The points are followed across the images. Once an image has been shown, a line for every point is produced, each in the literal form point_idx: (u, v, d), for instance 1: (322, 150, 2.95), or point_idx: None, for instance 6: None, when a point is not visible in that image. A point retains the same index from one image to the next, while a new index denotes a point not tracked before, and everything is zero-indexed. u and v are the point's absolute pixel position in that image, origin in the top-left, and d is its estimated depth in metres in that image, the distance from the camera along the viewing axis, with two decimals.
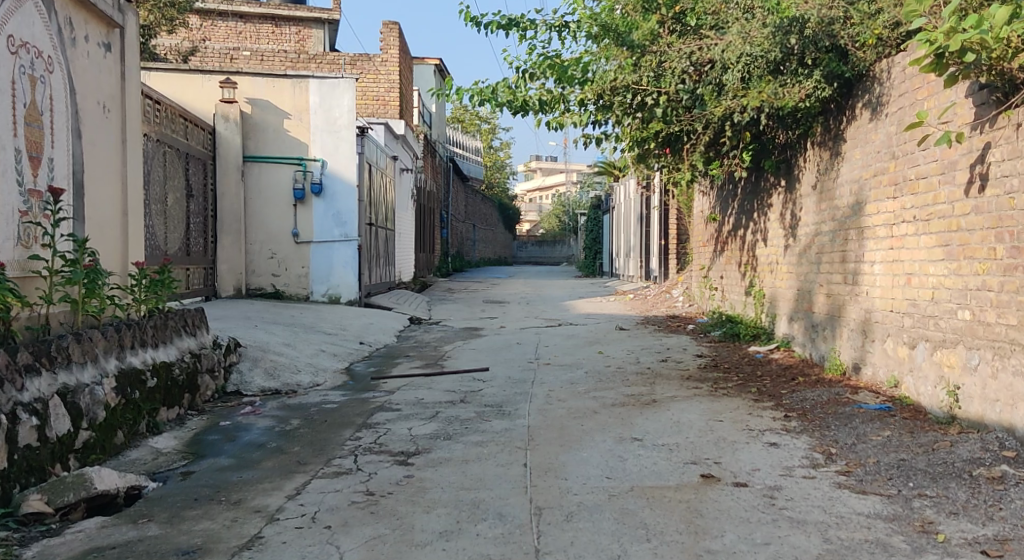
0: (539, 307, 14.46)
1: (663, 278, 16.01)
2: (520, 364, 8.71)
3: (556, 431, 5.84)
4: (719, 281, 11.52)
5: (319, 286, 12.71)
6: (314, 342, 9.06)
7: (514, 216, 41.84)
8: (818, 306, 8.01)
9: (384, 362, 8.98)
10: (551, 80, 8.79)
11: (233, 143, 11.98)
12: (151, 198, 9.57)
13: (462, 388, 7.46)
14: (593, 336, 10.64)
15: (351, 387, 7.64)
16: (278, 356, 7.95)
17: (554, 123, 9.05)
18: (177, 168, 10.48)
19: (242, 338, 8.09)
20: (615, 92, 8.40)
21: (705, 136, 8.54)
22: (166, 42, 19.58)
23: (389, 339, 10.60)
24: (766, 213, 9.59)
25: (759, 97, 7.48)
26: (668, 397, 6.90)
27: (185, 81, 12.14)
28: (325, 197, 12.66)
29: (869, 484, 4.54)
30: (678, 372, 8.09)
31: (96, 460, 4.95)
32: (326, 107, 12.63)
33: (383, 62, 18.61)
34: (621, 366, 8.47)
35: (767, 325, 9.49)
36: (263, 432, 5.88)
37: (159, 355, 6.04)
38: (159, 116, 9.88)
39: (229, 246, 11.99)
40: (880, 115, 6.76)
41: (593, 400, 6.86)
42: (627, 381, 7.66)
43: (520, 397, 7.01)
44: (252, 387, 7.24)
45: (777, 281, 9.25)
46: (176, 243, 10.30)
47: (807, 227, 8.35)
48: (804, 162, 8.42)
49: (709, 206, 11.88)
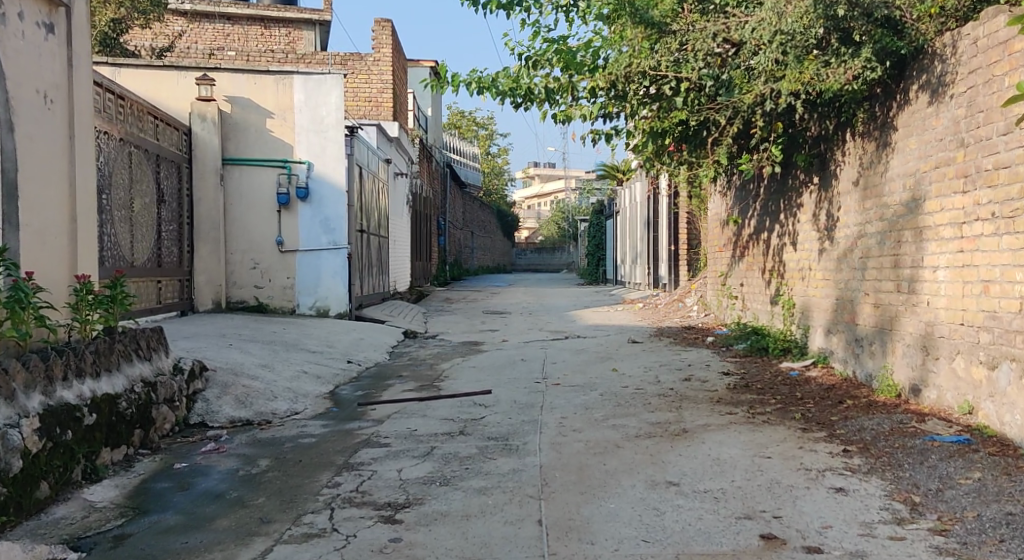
0: (542, 318, 13.48)
1: (674, 285, 15.15)
2: (526, 385, 7.76)
3: (574, 472, 4.89)
4: (740, 288, 10.56)
5: (306, 298, 11.72)
6: (295, 363, 8.10)
7: (513, 222, 40.91)
8: (865, 318, 7.06)
9: (374, 385, 8.02)
10: (558, 68, 7.90)
11: (210, 143, 11.07)
12: (114, 204, 8.64)
13: (461, 416, 6.51)
14: (604, 351, 9.67)
15: (334, 416, 6.69)
16: (252, 381, 7.00)
17: (561, 115, 8.15)
18: (146, 172, 9.55)
19: (212, 361, 7.14)
20: (630, 79, 7.51)
21: (732, 128, 7.62)
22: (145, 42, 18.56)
23: (381, 357, 9.64)
24: (794, 213, 8.68)
25: (798, 80, 6.63)
26: (700, 426, 5.94)
27: (159, 78, 11.23)
28: (312, 201, 11.70)
29: (977, 550, 3.71)
30: (705, 394, 7.13)
31: (8, 522, 4.08)
32: (312, 104, 11.70)
33: (376, 61, 17.66)
34: (639, 387, 7.51)
35: (799, 338, 8.53)
36: (223, 478, 4.93)
37: (102, 387, 5.07)
38: (123, 113, 8.94)
39: (207, 256, 11.03)
40: (942, 98, 5.88)
41: (613, 430, 5.92)
42: (649, 405, 6.71)
43: (529, 428, 6.06)
44: (220, 418, 6.29)
45: (810, 289, 8.30)
46: (144, 253, 9.36)
47: (849, 229, 7.41)
48: (842, 156, 7.48)
49: (727, 207, 10.94)
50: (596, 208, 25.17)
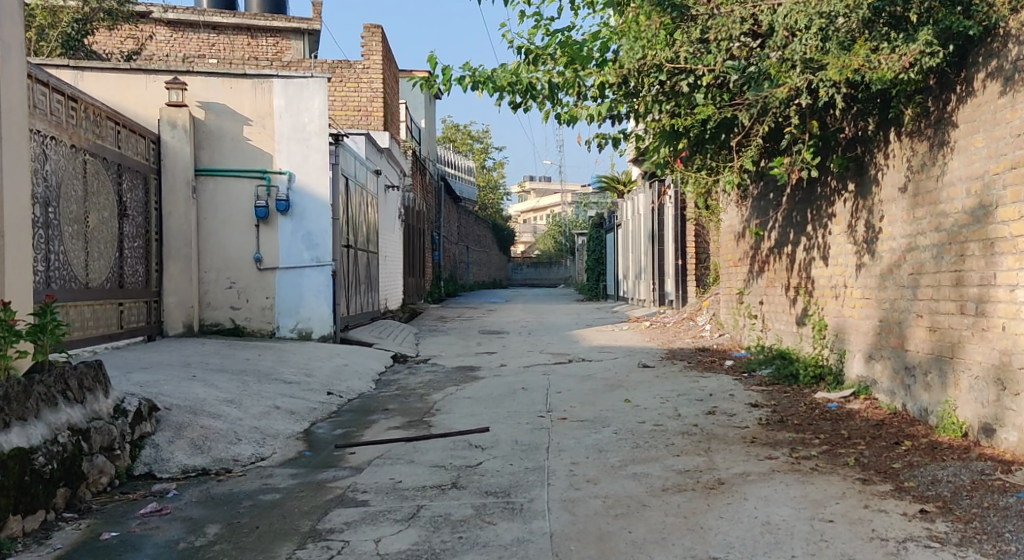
0: (542, 339, 12.52)
1: (680, 302, 14.20)
2: (527, 421, 6.82)
3: (592, 545, 4.01)
4: (760, 307, 9.62)
5: (287, 320, 10.74)
6: (266, 396, 7.15)
7: (509, 237, 40.02)
8: (917, 344, 6.15)
9: (356, 421, 7.07)
10: (561, 62, 7.00)
11: (181, 152, 10.17)
12: (64, 217, 7.74)
13: (455, 462, 5.58)
14: (613, 377, 8.72)
15: (307, 462, 5.76)
16: (213, 421, 6.07)
17: (565, 116, 7.26)
18: (105, 183, 8.64)
19: (167, 398, 6.21)
20: (644, 72, 6.71)
21: (760, 128, 6.72)
22: (108, 43, 17.72)
23: (367, 386, 8.68)
24: (824, 223, 7.79)
25: (844, 70, 5.75)
26: (737, 476, 5.03)
27: (127, 82, 10.35)
28: (293, 215, 10.74)
29: None
30: (735, 432, 6.19)
31: None
32: (293, 110, 10.79)
33: (365, 69, 16.81)
34: (658, 422, 6.58)
35: (833, 364, 7.60)
36: (157, 554, 4.09)
37: (10, 441, 4.22)
38: (76, 116, 8.02)
39: (178, 275, 10.09)
40: (1019, 86, 5.09)
41: (635, 482, 5.00)
42: (672, 447, 5.78)
43: (534, 479, 5.13)
44: (170, 467, 5.36)
45: (845, 309, 7.40)
46: (102, 272, 8.44)
47: (894, 242, 6.50)
48: (885, 159, 6.58)
49: (744, 219, 10.01)
50: (596, 220, 24.18)
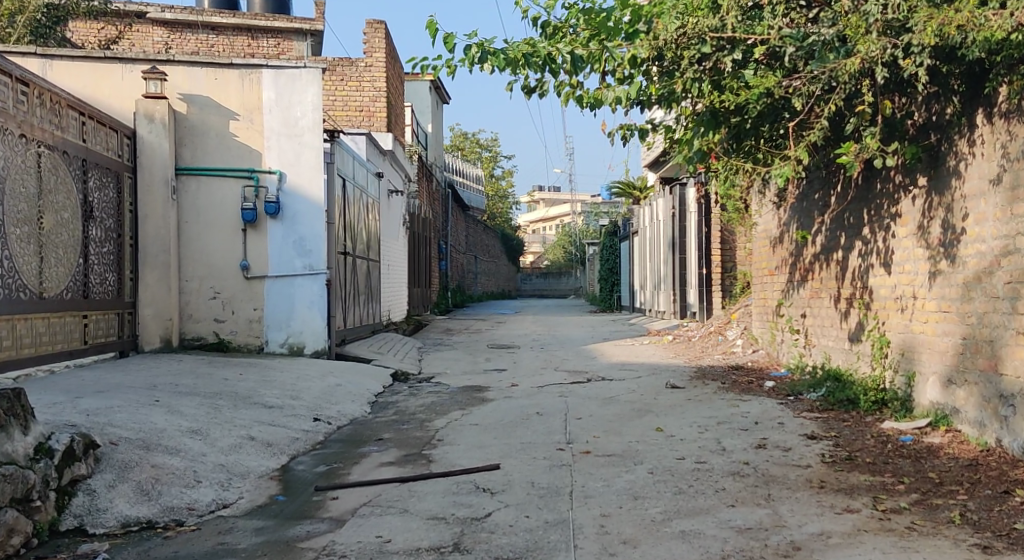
0: (557, 354, 11.48)
1: (706, 315, 13.11)
2: (544, 455, 5.77)
3: None
4: (803, 321, 8.55)
5: (276, 333, 9.70)
6: (239, 425, 6.11)
7: (519, 246, 38.99)
8: (1017, 368, 5.12)
9: (342, 455, 6.03)
10: (585, 34, 5.97)
11: (159, 148, 9.17)
12: (9, 218, 6.78)
13: (460, 512, 4.54)
14: (640, 400, 7.67)
15: (279, 510, 4.74)
16: (170, 458, 5.06)
17: (587, 98, 6.25)
18: (67, 179, 7.64)
19: (116, 429, 5.20)
20: (683, 45, 5.73)
21: (821, 109, 5.72)
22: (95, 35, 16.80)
23: (360, 411, 7.62)
24: (885, 225, 6.74)
25: (945, 28, 4.90)
26: (815, 538, 3.99)
27: (101, 72, 9.36)
28: (284, 219, 9.70)
29: None
30: (797, 473, 5.13)
31: None
32: (284, 103, 9.76)
33: (367, 66, 15.79)
34: (699, 459, 5.52)
35: (899, 388, 6.54)
36: None
37: None
38: (27, 102, 7.03)
39: (155, 284, 9.09)
40: None
41: (686, 546, 3.97)
42: (726, 494, 4.72)
43: (556, 540, 4.09)
44: (108, 519, 4.36)
45: (912, 323, 6.34)
46: (62, 280, 7.47)
47: (982, 246, 5.45)
48: (969, 147, 5.53)
49: (782, 222, 8.97)
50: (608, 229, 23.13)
